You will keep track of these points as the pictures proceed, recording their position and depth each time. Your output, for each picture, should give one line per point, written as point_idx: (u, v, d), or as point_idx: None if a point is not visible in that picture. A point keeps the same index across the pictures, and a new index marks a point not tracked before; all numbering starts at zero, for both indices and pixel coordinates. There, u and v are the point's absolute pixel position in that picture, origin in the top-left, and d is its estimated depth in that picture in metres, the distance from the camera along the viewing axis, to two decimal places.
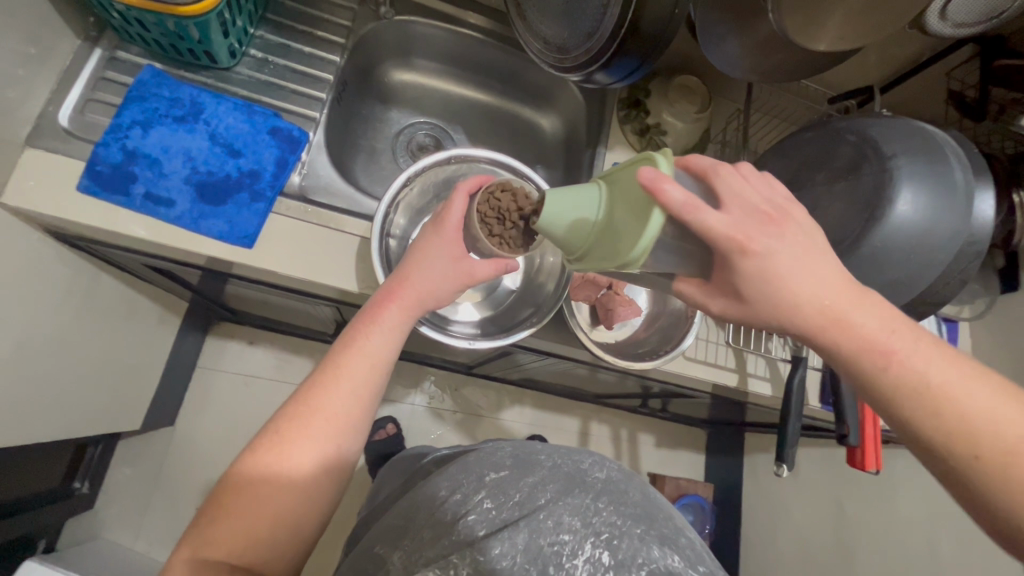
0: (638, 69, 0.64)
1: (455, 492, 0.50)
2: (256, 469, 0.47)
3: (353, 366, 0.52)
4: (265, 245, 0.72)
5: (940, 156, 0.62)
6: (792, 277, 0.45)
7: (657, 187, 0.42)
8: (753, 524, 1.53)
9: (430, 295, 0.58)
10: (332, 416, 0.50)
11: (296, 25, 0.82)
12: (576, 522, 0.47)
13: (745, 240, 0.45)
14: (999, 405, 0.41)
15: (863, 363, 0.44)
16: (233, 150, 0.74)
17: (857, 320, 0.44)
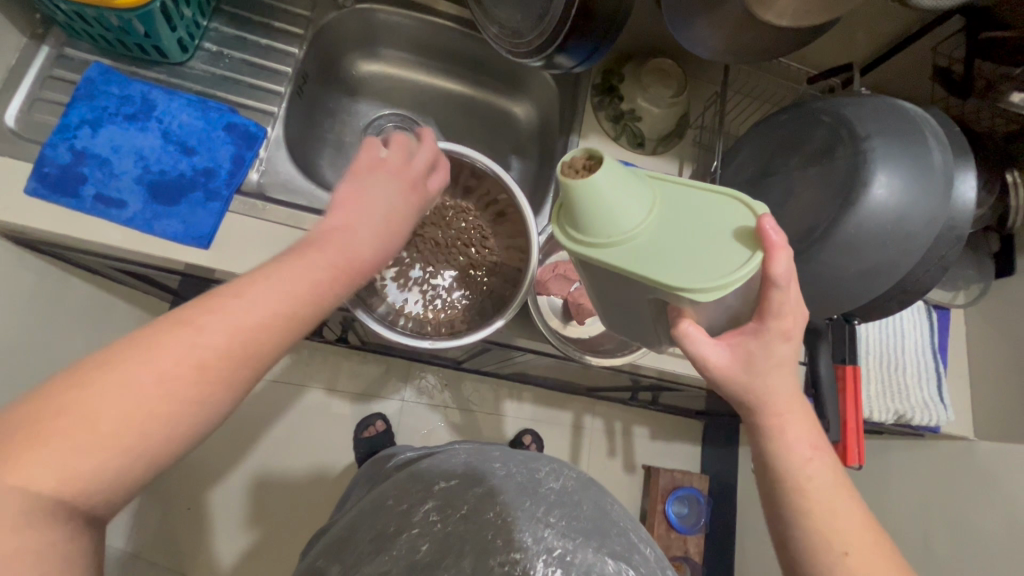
0: (596, 53, 0.61)
1: (403, 500, 0.49)
2: (47, 418, 0.31)
3: (244, 313, 0.38)
4: (221, 245, 0.70)
5: (917, 137, 0.59)
6: (789, 371, 0.48)
7: (778, 248, 0.40)
8: (750, 515, 1.50)
9: (370, 233, 0.46)
10: (187, 373, 0.35)
11: (251, 16, 0.80)
12: (529, 539, 0.45)
13: (789, 331, 0.46)
14: (866, 531, 0.45)
15: (791, 452, 0.46)
16: (187, 148, 0.72)
17: (803, 418, 0.48)
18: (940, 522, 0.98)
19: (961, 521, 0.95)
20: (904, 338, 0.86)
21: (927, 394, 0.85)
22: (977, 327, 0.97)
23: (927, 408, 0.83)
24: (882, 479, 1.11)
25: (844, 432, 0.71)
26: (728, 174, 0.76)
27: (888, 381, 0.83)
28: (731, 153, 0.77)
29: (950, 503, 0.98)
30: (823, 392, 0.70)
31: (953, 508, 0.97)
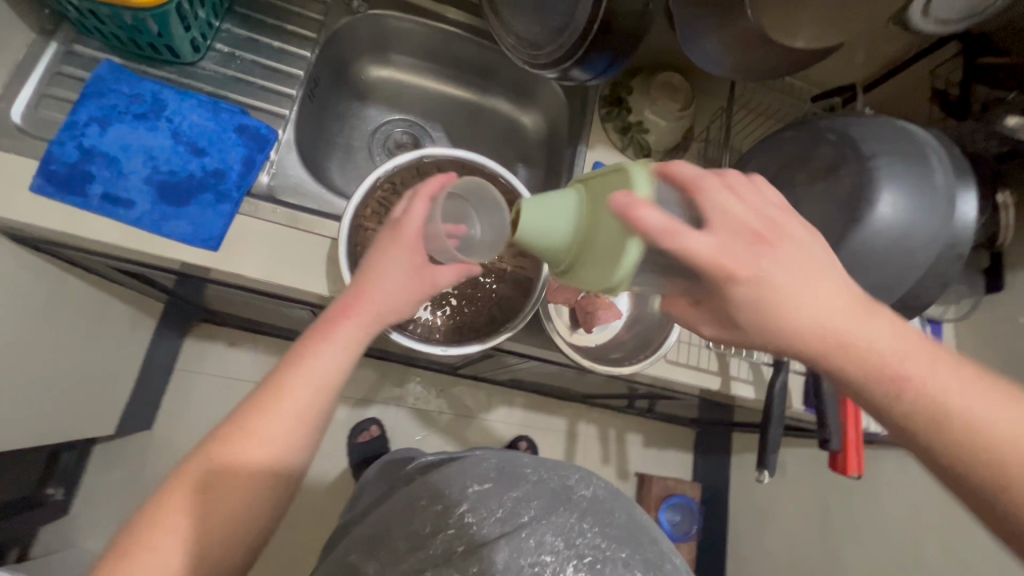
0: (612, 67, 0.62)
1: (438, 501, 0.54)
2: (175, 499, 0.45)
3: (294, 390, 0.50)
4: (231, 247, 0.70)
5: (921, 157, 0.61)
6: (799, 299, 0.42)
7: (634, 211, 0.41)
8: (741, 524, 1.52)
9: (387, 308, 0.57)
10: (266, 446, 0.48)
11: (264, 18, 0.80)
12: (560, 543, 0.52)
13: (732, 266, 0.42)
14: (995, 410, 0.38)
15: (869, 388, 0.41)
16: (197, 149, 0.71)
17: (860, 340, 0.41)
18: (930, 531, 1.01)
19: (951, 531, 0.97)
20: None
21: None
22: (966, 342, 1.00)
23: None
24: (872, 489, 1.14)
25: (844, 442, 0.73)
26: None
27: None
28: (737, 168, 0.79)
29: (939, 513, 1.00)
30: (825, 403, 0.71)
31: (942, 518, 1.00)
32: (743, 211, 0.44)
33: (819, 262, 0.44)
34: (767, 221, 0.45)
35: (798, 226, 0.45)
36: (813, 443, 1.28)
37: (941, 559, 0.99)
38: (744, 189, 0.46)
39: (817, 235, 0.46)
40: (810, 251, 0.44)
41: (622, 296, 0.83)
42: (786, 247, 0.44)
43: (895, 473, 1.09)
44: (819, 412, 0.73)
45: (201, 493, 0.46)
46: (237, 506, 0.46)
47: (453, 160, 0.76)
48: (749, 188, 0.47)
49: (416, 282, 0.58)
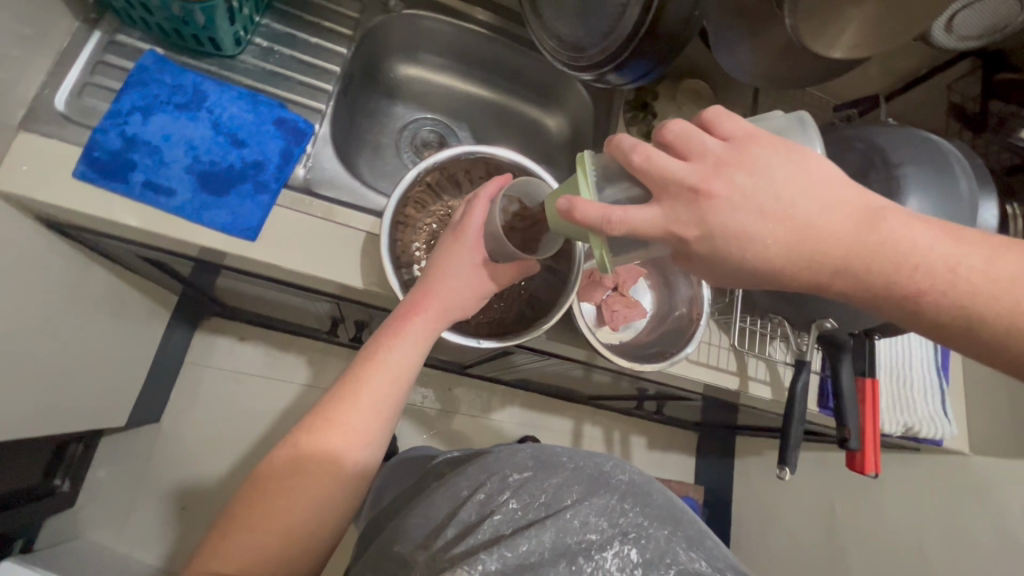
0: (650, 73, 0.64)
1: (482, 490, 0.57)
2: (276, 477, 0.53)
3: (373, 381, 0.58)
4: (268, 238, 0.71)
5: (946, 166, 0.64)
6: (771, 237, 0.43)
7: (570, 213, 0.46)
8: (744, 526, 1.54)
9: (453, 306, 0.63)
10: (351, 431, 0.56)
11: (302, 15, 0.81)
12: (604, 523, 0.52)
13: (680, 227, 0.44)
14: (1000, 276, 0.40)
15: (886, 308, 0.43)
16: (237, 141, 0.72)
17: (857, 261, 0.42)
18: (937, 533, 1.03)
19: (958, 531, 1.00)
20: (911, 356, 0.91)
21: (932, 408, 0.90)
22: None
23: (932, 422, 0.88)
24: (878, 491, 1.16)
25: (863, 440, 0.75)
26: None
27: (897, 395, 0.88)
28: None
29: (945, 516, 1.03)
30: (845, 403, 0.74)
31: (947, 520, 1.02)
32: (678, 169, 0.45)
33: (780, 191, 0.43)
34: (704, 169, 0.44)
35: (747, 159, 0.44)
36: (818, 446, 1.30)
37: (946, 559, 1.01)
38: (682, 138, 0.46)
39: (778, 153, 0.44)
40: (768, 174, 0.43)
41: (647, 296, 0.86)
42: (730, 188, 0.43)
43: (902, 475, 1.11)
44: (838, 412, 0.75)
45: (296, 471, 0.54)
46: (331, 481, 0.55)
47: (496, 159, 0.77)
48: (689, 138, 0.46)
49: (476, 282, 0.65)
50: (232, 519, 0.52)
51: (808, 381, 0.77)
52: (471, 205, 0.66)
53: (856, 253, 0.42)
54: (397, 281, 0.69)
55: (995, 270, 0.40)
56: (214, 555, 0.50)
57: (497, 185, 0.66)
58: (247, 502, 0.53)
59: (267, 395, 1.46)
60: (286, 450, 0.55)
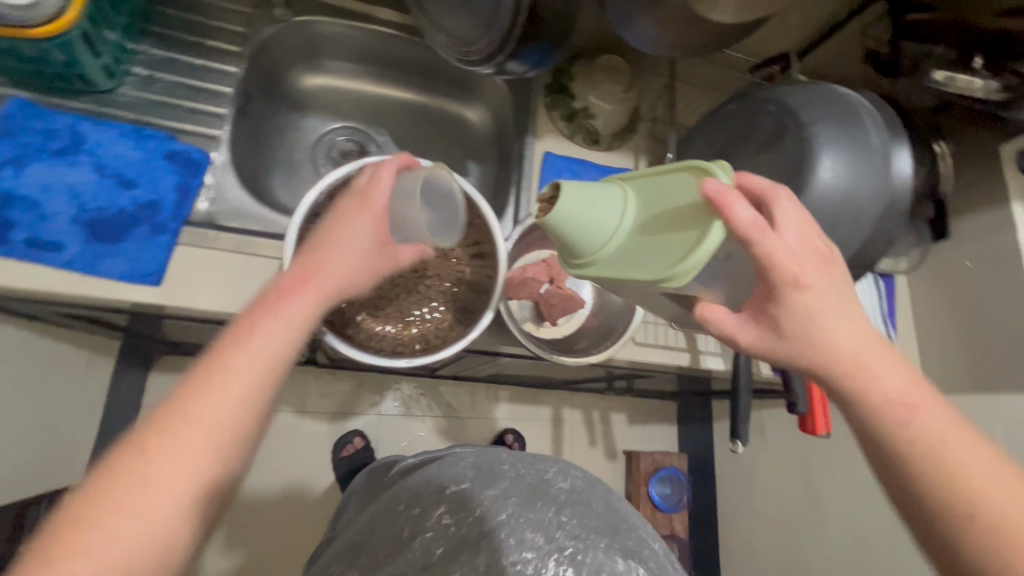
0: (547, 57, 0.62)
1: (416, 505, 0.56)
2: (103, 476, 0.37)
3: (238, 364, 0.43)
4: (175, 280, 0.66)
5: (857, 119, 0.62)
6: (845, 317, 0.43)
7: (728, 202, 0.39)
8: (727, 489, 1.55)
9: (350, 280, 0.52)
10: (197, 422, 0.40)
11: (183, 35, 0.76)
12: (541, 539, 0.51)
13: (799, 273, 0.42)
14: (982, 461, 0.42)
15: (885, 422, 0.43)
16: (126, 180, 0.68)
17: (891, 376, 0.44)
18: None
19: None
20: None
21: None
22: (919, 291, 1.04)
23: None
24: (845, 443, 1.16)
25: (812, 404, 0.75)
26: None
27: None
28: (685, 145, 0.81)
29: None
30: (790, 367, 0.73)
31: None
32: (808, 227, 0.44)
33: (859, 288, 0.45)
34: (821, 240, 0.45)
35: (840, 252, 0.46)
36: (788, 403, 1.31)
37: None
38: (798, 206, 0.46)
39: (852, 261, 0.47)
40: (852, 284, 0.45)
41: (584, 287, 0.83)
42: (841, 271, 0.44)
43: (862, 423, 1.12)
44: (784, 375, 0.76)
45: (97, 505, 0.36)
46: (134, 525, 0.36)
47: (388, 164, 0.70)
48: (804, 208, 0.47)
49: (377, 259, 0.56)
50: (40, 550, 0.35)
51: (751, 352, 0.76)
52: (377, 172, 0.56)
53: (890, 361, 0.44)
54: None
55: (972, 444, 0.43)
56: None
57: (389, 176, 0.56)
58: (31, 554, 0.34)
59: None
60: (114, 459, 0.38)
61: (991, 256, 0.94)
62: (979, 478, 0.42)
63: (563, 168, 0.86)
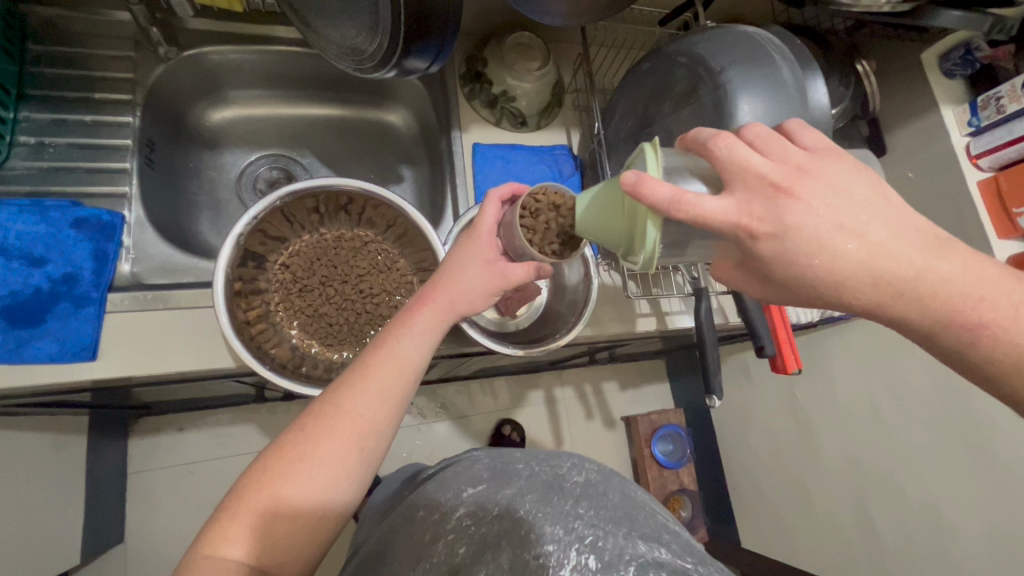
0: (443, 51, 0.59)
1: (435, 511, 0.51)
2: (273, 474, 0.45)
3: (381, 371, 0.51)
4: (111, 351, 0.63)
5: (765, 57, 0.61)
6: (844, 249, 0.39)
7: (640, 187, 0.39)
8: (726, 434, 1.57)
9: (465, 300, 0.57)
10: (343, 438, 0.48)
11: (68, 94, 0.73)
12: (560, 531, 0.46)
13: (751, 220, 0.40)
14: None
15: (944, 336, 0.41)
16: (35, 259, 0.64)
17: (940, 287, 0.40)
18: (882, 394, 1.06)
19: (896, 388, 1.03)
20: None
21: None
22: None
23: None
24: (824, 371, 1.18)
25: (779, 344, 0.76)
26: (612, 132, 0.78)
27: None
28: (609, 111, 0.79)
29: (887, 371, 1.04)
30: (751, 314, 0.73)
31: (887, 375, 1.04)
32: (760, 162, 0.40)
33: (856, 206, 0.40)
34: (786, 170, 0.40)
35: (827, 167, 0.41)
36: None
37: None
38: (761, 140, 0.43)
39: (855, 171, 0.41)
40: (852, 197, 0.40)
41: None
42: (820, 193, 0.40)
43: (837, 349, 1.14)
44: (748, 322, 0.75)
45: (266, 497, 0.45)
46: (302, 520, 0.45)
47: (313, 190, 0.68)
48: (768, 141, 0.42)
49: (488, 278, 0.58)
50: (220, 517, 0.44)
51: (711, 306, 0.76)
52: (481, 203, 0.59)
53: (927, 279, 0.40)
54: (243, 343, 0.60)
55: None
56: (215, 538, 0.43)
57: (490, 218, 0.59)
58: (236, 488, 0.46)
59: (225, 476, 1.34)
60: (293, 430, 0.48)
61: (929, 164, 0.94)
62: None
63: (493, 156, 0.85)
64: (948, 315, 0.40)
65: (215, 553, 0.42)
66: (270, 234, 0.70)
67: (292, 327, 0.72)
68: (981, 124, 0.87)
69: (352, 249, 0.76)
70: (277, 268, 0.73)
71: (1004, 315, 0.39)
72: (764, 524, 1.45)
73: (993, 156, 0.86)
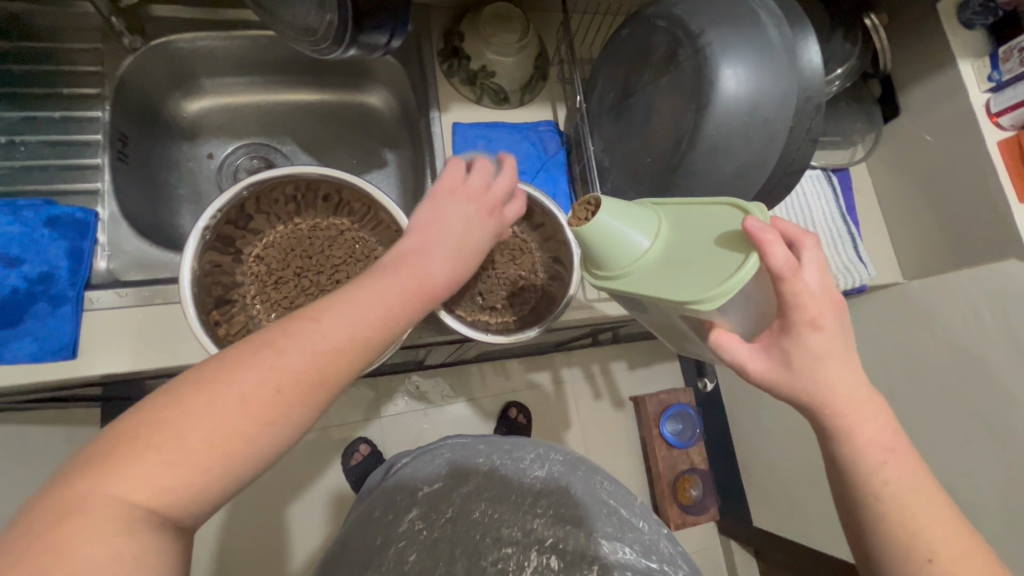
0: (399, 24, 0.56)
1: (389, 511, 0.62)
2: (208, 401, 0.38)
3: (354, 316, 0.44)
4: (89, 349, 0.63)
5: (750, 16, 0.57)
6: (849, 364, 0.44)
7: (767, 239, 0.42)
8: (736, 412, 1.53)
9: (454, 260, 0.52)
10: (297, 383, 0.40)
11: (37, 90, 0.72)
12: (518, 535, 0.61)
13: (817, 315, 0.43)
14: (955, 533, 0.44)
15: (862, 457, 0.44)
16: (11, 259, 0.64)
17: (878, 420, 0.44)
18: None
19: None
20: (811, 210, 0.91)
21: (845, 258, 0.90)
22: (882, 179, 0.99)
23: (848, 270, 0.89)
24: None
25: None
26: (593, 106, 0.73)
27: None
28: (591, 83, 0.75)
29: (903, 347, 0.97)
30: None
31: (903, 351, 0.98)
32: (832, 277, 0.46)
33: None
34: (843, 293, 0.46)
35: None
36: None
37: None
38: None
39: None
40: None
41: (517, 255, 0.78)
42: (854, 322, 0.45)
43: None
44: None
45: (191, 426, 0.37)
46: (221, 465, 0.38)
47: (281, 179, 0.66)
48: None
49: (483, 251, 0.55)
50: (133, 434, 0.37)
51: None
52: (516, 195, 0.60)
53: (881, 420, 0.45)
54: (211, 336, 0.59)
55: (926, 496, 0.44)
56: (115, 462, 0.35)
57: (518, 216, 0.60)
58: (161, 404, 0.38)
59: None
60: (237, 353, 0.40)
61: (946, 123, 0.87)
62: (942, 538, 0.44)
63: (474, 136, 0.81)
64: (870, 442, 0.44)
65: (112, 483, 0.35)
66: (240, 225, 0.68)
67: (269, 319, 0.71)
68: (1002, 78, 0.80)
69: (328, 238, 0.74)
70: (252, 261, 0.73)
71: (910, 472, 0.44)
72: (775, 503, 1.42)
73: (1015, 113, 0.79)
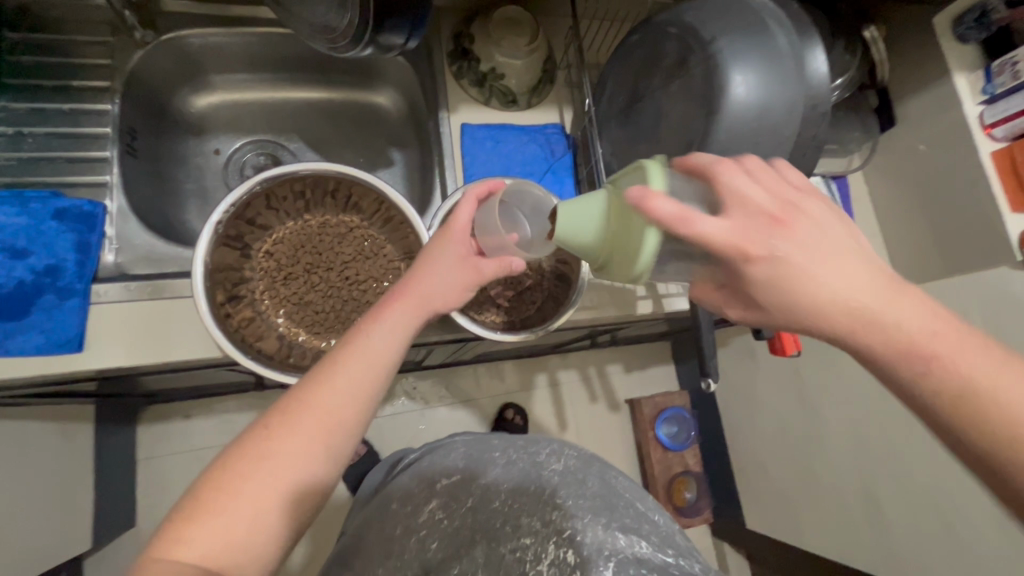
0: (416, 24, 0.56)
1: (408, 503, 0.63)
2: (238, 470, 0.45)
3: (352, 368, 0.50)
4: (96, 342, 0.63)
5: (759, 24, 0.58)
6: (827, 278, 0.40)
7: (646, 202, 0.41)
8: (730, 416, 1.55)
9: (435, 296, 0.57)
10: (310, 434, 0.47)
11: (45, 82, 0.72)
12: (537, 524, 0.58)
13: (746, 245, 0.40)
14: None
15: (896, 371, 0.39)
16: (17, 251, 0.64)
17: (897, 321, 0.39)
18: None
19: None
20: None
21: None
22: (878, 187, 1.01)
23: None
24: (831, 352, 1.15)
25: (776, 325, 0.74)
26: (602, 110, 0.75)
27: None
28: (600, 86, 0.76)
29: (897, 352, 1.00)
30: None
31: None
32: (756, 195, 0.42)
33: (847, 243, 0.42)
34: (780, 202, 0.42)
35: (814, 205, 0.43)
36: None
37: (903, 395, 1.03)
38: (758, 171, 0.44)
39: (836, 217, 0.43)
40: (830, 233, 0.42)
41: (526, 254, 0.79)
42: (804, 224, 0.42)
43: None
44: None
45: (227, 493, 0.44)
46: (261, 520, 0.44)
47: (293, 175, 0.66)
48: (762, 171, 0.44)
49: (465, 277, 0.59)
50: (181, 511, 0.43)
51: None
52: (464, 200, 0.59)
53: (906, 322, 0.39)
54: (223, 331, 0.59)
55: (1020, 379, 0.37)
56: (172, 537, 0.42)
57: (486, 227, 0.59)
58: (202, 482, 0.45)
59: None
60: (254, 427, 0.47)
61: (941, 134, 0.90)
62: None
63: (483, 137, 0.82)
64: (900, 350, 0.39)
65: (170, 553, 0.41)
66: (251, 221, 0.68)
67: (278, 315, 0.71)
68: (995, 91, 0.82)
69: (337, 235, 0.75)
70: (261, 256, 0.72)
71: (979, 368, 0.37)
72: (767, 505, 1.43)
73: (1008, 124, 0.81)
